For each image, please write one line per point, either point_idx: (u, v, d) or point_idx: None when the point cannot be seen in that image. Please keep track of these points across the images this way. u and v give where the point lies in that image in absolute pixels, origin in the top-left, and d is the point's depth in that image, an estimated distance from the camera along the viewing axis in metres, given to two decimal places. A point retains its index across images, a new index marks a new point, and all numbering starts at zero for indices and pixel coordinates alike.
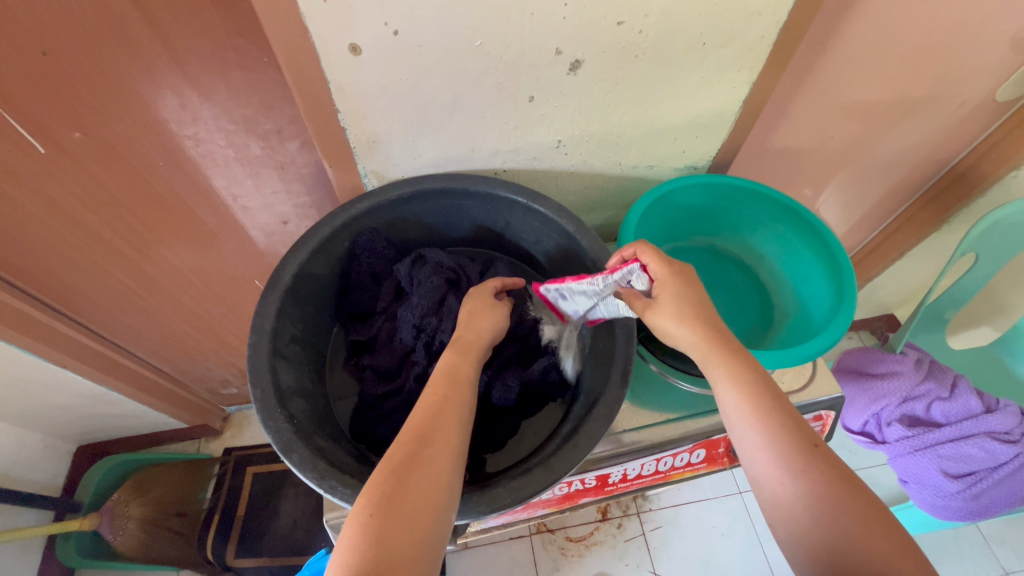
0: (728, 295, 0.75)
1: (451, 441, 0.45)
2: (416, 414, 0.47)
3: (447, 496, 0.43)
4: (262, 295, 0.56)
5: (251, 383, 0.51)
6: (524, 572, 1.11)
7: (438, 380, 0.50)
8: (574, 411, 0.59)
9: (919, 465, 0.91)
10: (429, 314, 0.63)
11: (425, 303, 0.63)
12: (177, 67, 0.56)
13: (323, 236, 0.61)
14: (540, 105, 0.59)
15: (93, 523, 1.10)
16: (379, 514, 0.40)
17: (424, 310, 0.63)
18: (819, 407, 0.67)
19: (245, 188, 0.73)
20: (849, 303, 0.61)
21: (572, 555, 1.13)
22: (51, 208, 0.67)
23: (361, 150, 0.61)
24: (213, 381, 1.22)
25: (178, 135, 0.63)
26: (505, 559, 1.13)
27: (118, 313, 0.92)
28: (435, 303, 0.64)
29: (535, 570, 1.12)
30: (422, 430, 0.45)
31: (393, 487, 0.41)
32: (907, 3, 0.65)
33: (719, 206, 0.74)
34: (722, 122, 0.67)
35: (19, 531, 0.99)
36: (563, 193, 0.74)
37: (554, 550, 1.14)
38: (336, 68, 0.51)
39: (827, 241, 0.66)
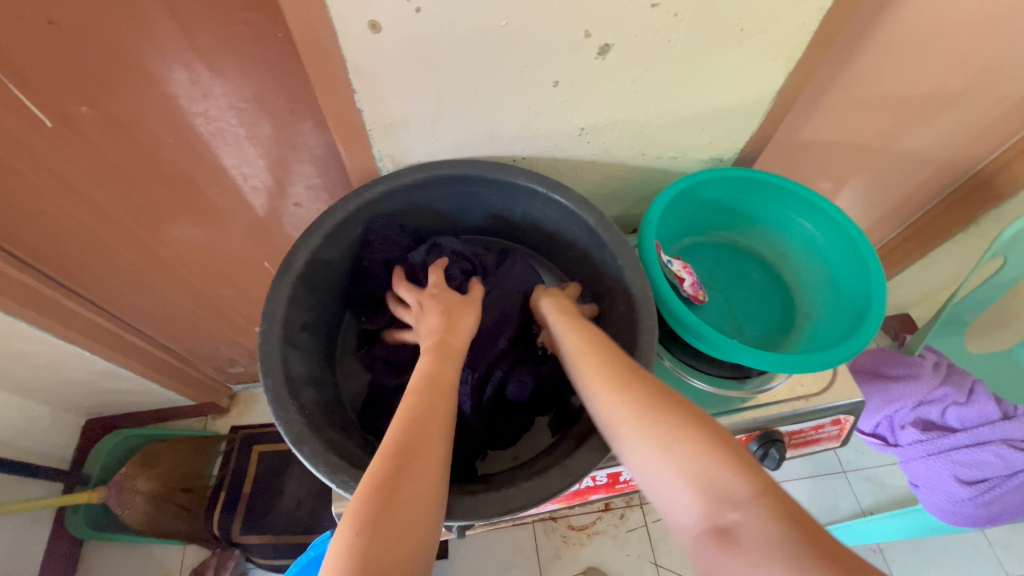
0: (749, 294, 0.72)
1: (436, 449, 0.43)
2: (397, 420, 0.45)
3: (435, 505, 0.41)
4: (274, 281, 0.55)
5: (262, 371, 0.50)
6: (526, 558, 1.12)
7: (424, 390, 0.47)
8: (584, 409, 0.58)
9: (932, 470, 0.89)
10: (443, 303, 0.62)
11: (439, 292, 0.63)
12: (187, 39, 0.53)
13: (336, 222, 0.59)
14: (565, 90, 0.57)
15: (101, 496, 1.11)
16: (372, 527, 0.38)
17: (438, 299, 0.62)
18: (837, 412, 0.66)
19: (255, 168, 0.71)
20: (880, 309, 0.59)
21: (573, 544, 1.13)
22: (58, 181, 0.66)
23: (377, 133, 0.59)
24: (220, 360, 1.22)
25: (188, 112, 0.61)
26: (506, 545, 1.14)
27: (125, 290, 0.91)
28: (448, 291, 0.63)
29: (537, 557, 1.12)
30: (407, 441, 0.43)
31: (379, 505, 0.39)
32: None
33: (744, 199, 0.71)
34: (753, 112, 0.64)
35: (29, 502, 1.00)
36: (582, 184, 0.72)
37: (556, 538, 1.14)
38: (354, 45, 0.48)
39: (856, 240, 0.64)
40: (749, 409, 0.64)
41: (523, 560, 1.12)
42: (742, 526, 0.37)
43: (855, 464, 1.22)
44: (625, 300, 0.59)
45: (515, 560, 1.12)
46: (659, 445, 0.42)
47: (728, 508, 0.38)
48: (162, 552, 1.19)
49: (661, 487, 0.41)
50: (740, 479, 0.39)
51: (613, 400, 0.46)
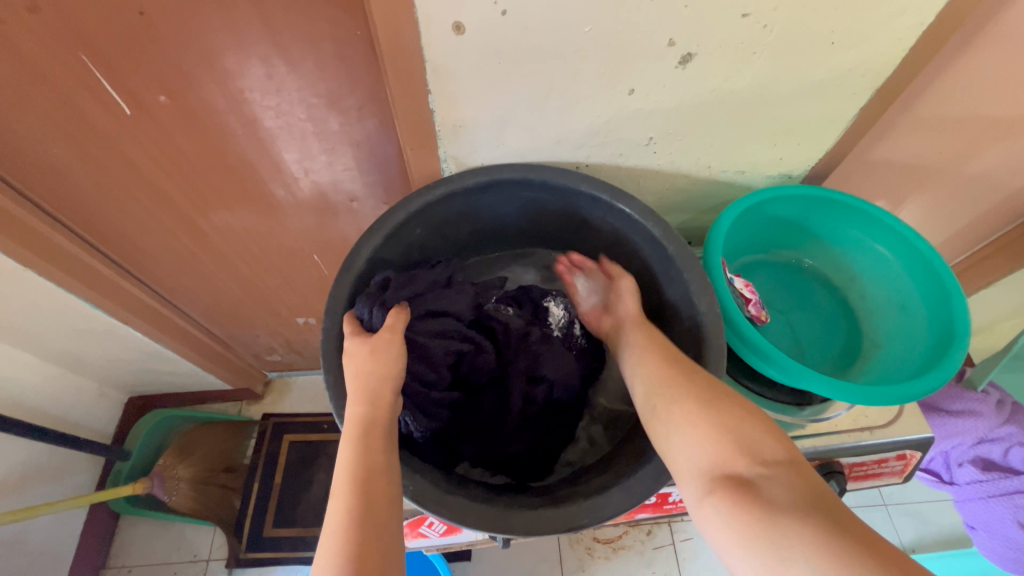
0: (812, 317, 0.70)
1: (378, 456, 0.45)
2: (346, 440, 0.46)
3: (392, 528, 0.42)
4: (336, 278, 0.56)
5: (322, 368, 0.51)
6: (549, 567, 1.10)
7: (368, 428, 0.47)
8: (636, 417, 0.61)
9: (991, 513, 0.85)
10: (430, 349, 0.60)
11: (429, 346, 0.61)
12: (268, 35, 0.53)
13: (397, 221, 0.59)
14: (639, 99, 0.55)
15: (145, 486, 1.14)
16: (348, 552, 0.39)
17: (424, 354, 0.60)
18: (904, 447, 0.63)
19: (317, 163, 0.71)
20: (961, 346, 0.55)
21: (598, 557, 1.11)
22: (129, 167, 0.68)
23: (445, 134, 0.59)
24: (260, 347, 1.24)
25: (259, 106, 0.62)
26: (530, 553, 1.12)
27: (179, 274, 0.93)
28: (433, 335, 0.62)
29: (560, 567, 1.10)
30: (355, 460, 0.44)
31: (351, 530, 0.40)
32: None
33: (813, 219, 0.68)
34: (832, 129, 0.62)
35: (76, 500, 1.02)
36: (642, 194, 0.70)
37: (581, 549, 1.12)
38: (436, 46, 0.48)
39: (935, 268, 0.61)
40: (810, 437, 0.62)
41: (546, 570, 1.10)
42: (767, 482, 0.39)
43: (897, 498, 1.14)
44: (689, 316, 0.57)
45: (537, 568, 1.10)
46: (678, 410, 0.46)
47: (754, 464, 0.40)
48: (193, 533, 1.20)
49: (683, 428, 0.45)
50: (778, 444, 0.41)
51: (649, 375, 0.49)
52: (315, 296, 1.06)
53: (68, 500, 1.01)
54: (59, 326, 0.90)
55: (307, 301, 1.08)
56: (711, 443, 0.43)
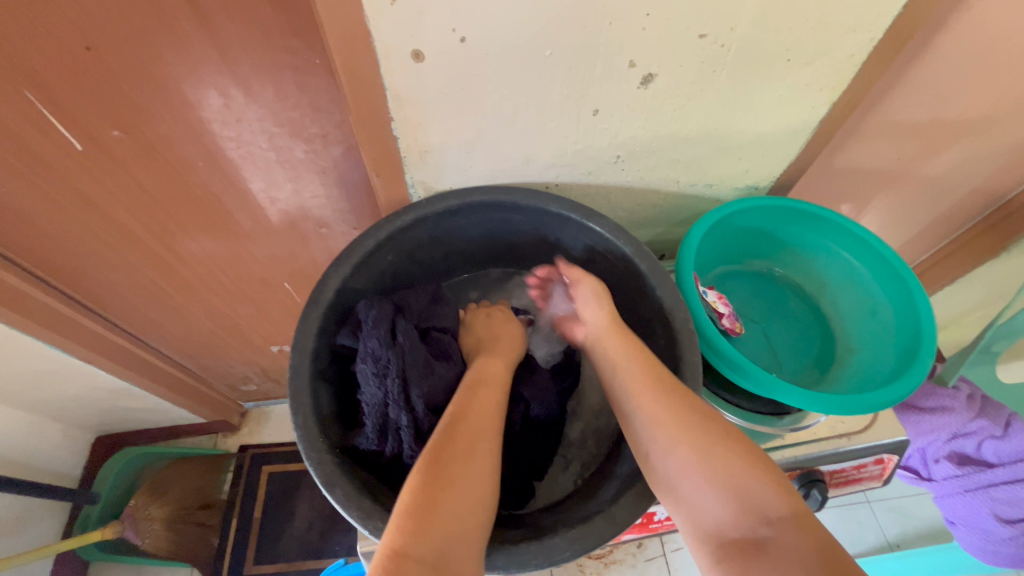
0: (786, 325, 0.71)
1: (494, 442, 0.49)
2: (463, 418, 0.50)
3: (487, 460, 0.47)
4: (303, 311, 0.54)
5: (291, 408, 0.49)
6: None
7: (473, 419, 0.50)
8: (615, 436, 0.61)
9: (969, 507, 0.86)
10: (417, 366, 0.57)
11: (416, 366, 0.57)
12: (225, 66, 0.52)
13: (366, 250, 0.57)
14: (604, 119, 0.55)
15: (116, 531, 1.10)
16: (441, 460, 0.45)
17: (410, 373, 0.56)
18: (881, 450, 0.64)
19: (284, 191, 0.70)
20: (929, 350, 0.57)
21: (590, 573, 1.10)
22: (85, 202, 0.65)
23: (411, 160, 0.58)
24: (234, 378, 1.20)
25: (220, 137, 0.60)
26: None
27: (145, 309, 0.90)
28: (423, 359, 0.58)
29: None
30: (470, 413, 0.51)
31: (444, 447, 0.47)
32: (1016, 20, 0.59)
33: (781, 228, 0.70)
34: (794, 140, 0.63)
35: (40, 551, 0.97)
36: (613, 210, 0.71)
37: (573, 567, 1.10)
38: (396, 74, 0.47)
39: (901, 273, 0.62)
40: (790, 447, 0.62)
41: None
42: (772, 540, 0.41)
43: (879, 495, 1.16)
44: (666, 334, 0.57)
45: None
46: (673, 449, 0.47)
47: (754, 518, 0.42)
48: None
49: (677, 474, 0.45)
50: (750, 476, 0.44)
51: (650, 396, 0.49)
52: (289, 323, 1.04)
53: (31, 552, 0.95)
54: (16, 370, 0.86)
55: (281, 328, 1.06)
56: (695, 482, 0.44)
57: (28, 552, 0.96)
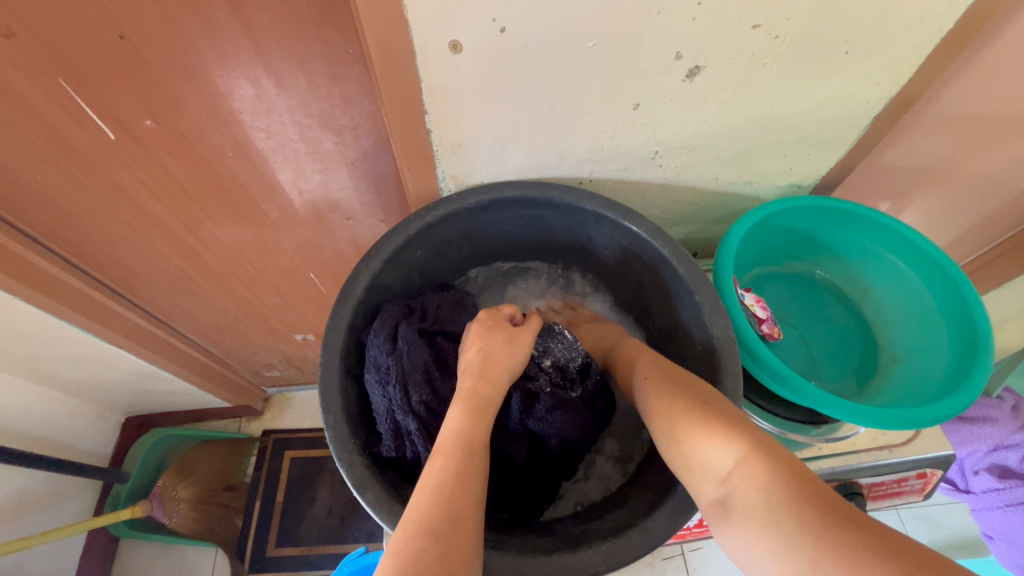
0: (825, 331, 0.69)
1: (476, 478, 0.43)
2: (438, 456, 0.44)
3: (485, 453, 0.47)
4: (333, 307, 0.54)
5: (322, 408, 0.49)
6: None
7: (453, 450, 0.45)
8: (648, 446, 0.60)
9: (1011, 523, 0.79)
10: (417, 370, 0.56)
11: (416, 370, 0.56)
12: (257, 56, 0.51)
13: (396, 246, 0.57)
14: (645, 113, 0.53)
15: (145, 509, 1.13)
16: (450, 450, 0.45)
17: (409, 378, 0.55)
18: (924, 464, 0.61)
19: (312, 183, 0.69)
20: (984, 362, 0.54)
21: None
22: (118, 191, 0.66)
23: (443, 154, 0.57)
24: (258, 364, 1.21)
25: (250, 127, 0.59)
26: None
27: (174, 296, 0.91)
28: (424, 363, 0.57)
29: None
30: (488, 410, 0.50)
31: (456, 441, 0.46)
32: None
33: (825, 230, 0.67)
34: (845, 137, 0.60)
35: (74, 527, 1.00)
36: (647, 207, 0.68)
37: None
38: (432, 66, 0.46)
39: (955, 281, 0.59)
40: (827, 458, 0.60)
41: None
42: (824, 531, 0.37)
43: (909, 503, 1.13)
44: (703, 339, 0.55)
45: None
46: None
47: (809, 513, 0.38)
48: (194, 554, 1.17)
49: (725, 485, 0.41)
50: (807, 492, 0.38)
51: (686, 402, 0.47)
52: (312, 312, 1.04)
53: (65, 528, 0.98)
54: (51, 353, 0.88)
55: (305, 317, 1.06)
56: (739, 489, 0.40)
57: (62, 527, 0.99)
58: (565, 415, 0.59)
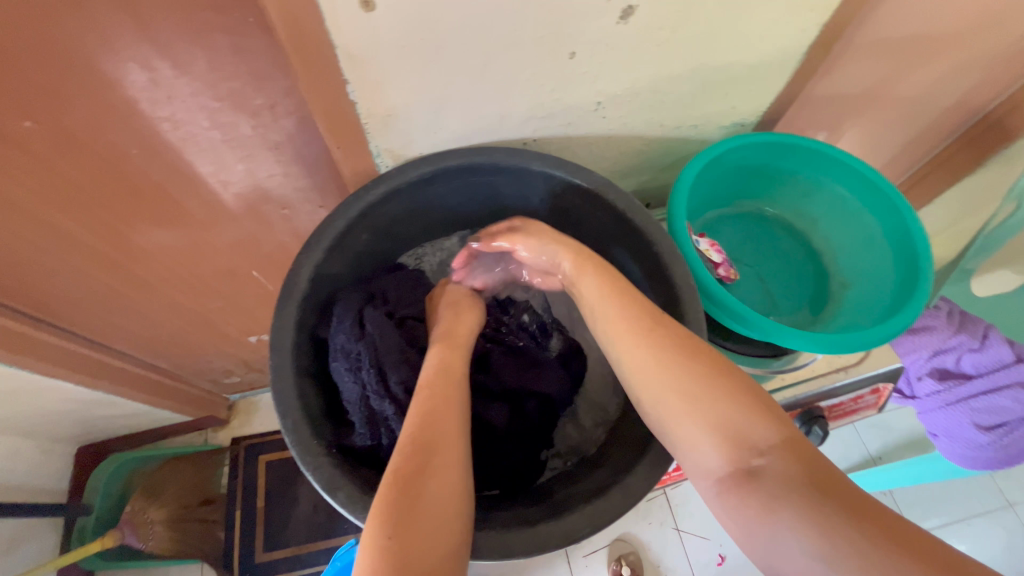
0: (779, 266, 0.71)
1: (453, 424, 0.44)
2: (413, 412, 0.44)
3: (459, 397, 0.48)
4: (278, 304, 0.50)
5: (279, 413, 0.46)
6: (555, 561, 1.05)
7: (429, 406, 0.45)
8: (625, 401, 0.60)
9: (950, 420, 0.82)
10: (392, 353, 0.54)
11: (391, 353, 0.54)
12: (143, 34, 0.45)
13: (337, 232, 0.53)
14: (583, 62, 0.50)
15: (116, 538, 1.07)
16: (426, 399, 0.46)
17: (384, 360, 0.53)
18: (876, 380, 0.65)
19: (236, 173, 0.63)
20: (927, 276, 0.57)
21: (596, 543, 1.05)
22: (10, 207, 0.58)
23: (374, 126, 0.52)
24: (215, 372, 1.15)
25: (152, 117, 0.53)
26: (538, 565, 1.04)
27: (107, 315, 0.84)
28: (398, 345, 0.56)
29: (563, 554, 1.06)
30: (441, 364, 0.50)
31: (431, 390, 0.47)
32: None
33: (772, 166, 0.67)
34: (782, 68, 0.59)
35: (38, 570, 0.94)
36: (596, 161, 0.67)
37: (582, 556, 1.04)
38: (345, 27, 0.41)
39: (896, 203, 0.61)
40: (789, 387, 0.63)
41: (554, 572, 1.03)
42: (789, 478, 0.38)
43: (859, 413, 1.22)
44: (664, 290, 0.55)
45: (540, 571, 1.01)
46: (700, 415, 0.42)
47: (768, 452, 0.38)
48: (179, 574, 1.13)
49: (692, 438, 0.42)
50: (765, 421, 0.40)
51: (646, 350, 0.46)
52: (264, 311, 0.98)
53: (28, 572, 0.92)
54: None
55: (257, 318, 1.00)
56: (704, 435, 0.41)
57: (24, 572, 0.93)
58: (538, 373, 0.62)
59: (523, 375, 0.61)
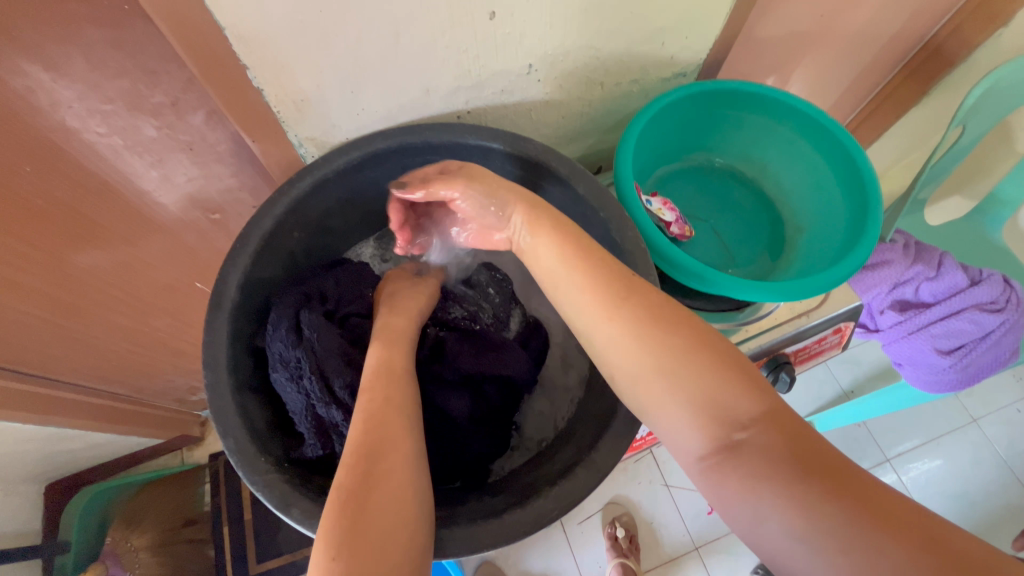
0: (734, 217, 0.70)
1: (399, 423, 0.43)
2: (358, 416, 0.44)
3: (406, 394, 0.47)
4: (206, 317, 0.46)
5: (219, 433, 0.43)
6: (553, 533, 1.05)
7: (373, 410, 0.44)
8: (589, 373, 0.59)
9: (913, 348, 0.84)
10: (333, 357, 0.51)
11: (333, 356, 0.51)
12: (2, 35, 0.39)
13: (264, 232, 0.49)
14: (504, 23, 0.47)
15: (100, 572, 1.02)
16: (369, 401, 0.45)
17: (327, 366, 0.50)
18: (837, 320, 0.65)
19: (151, 181, 0.58)
20: (875, 213, 0.56)
21: (590, 509, 1.06)
22: None
23: (286, 113, 0.48)
24: (179, 391, 1.10)
25: (40, 130, 0.48)
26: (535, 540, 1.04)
27: (45, 349, 0.78)
28: (341, 347, 0.53)
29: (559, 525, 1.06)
30: (383, 361, 0.49)
31: (374, 390, 0.46)
32: None
33: (718, 115, 0.66)
34: (717, 11, 0.57)
35: None
36: (538, 128, 0.64)
37: (578, 524, 1.05)
38: (228, 5, 0.37)
39: (841, 142, 0.60)
40: (755, 337, 0.62)
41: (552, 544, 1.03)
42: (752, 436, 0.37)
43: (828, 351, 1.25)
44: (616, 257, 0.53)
45: (536, 543, 1.02)
46: (661, 380, 0.42)
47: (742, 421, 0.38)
48: None
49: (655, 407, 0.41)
50: None
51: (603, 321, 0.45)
52: None
53: None
54: None
55: None
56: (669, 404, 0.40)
57: None
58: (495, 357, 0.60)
59: (481, 360, 0.59)
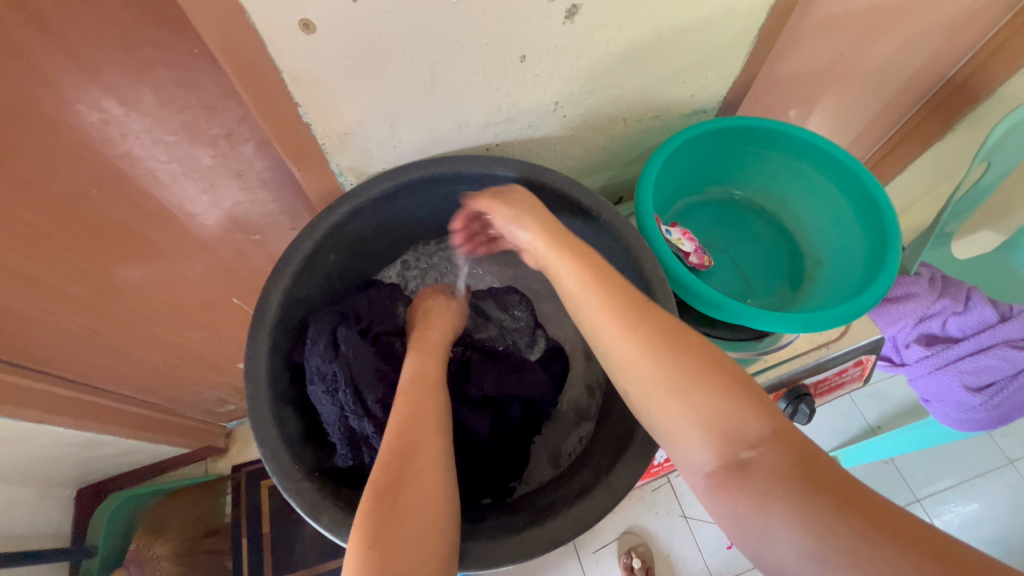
0: (755, 249, 0.71)
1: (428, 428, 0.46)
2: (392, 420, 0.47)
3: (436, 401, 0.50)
4: (249, 333, 0.49)
5: (256, 441, 0.45)
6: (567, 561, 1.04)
7: (406, 416, 0.47)
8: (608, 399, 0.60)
9: (941, 384, 0.82)
10: (366, 372, 0.54)
11: (366, 371, 0.54)
12: (86, 75, 0.44)
13: (304, 254, 0.52)
14: (534, 64, 0.50)
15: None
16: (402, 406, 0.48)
17: (360, 380, 0.53)
18: (859, 352, 0.65)
19: (200, 204, 0.63)
20: (894, 246, 0.57)
21: (605, 537, 1.05)
22: None
23: (331, 145, 0.52)
24: (208, 403, 1.14)
25: (109, 157, 0.52)
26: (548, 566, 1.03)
27: (90, 358, 0.83)
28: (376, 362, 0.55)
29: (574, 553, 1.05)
30: (416, 371, 0.52)
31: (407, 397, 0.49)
32: None
33: (738, 150, 0.68)
34: (736, 52, 0.59)
35: None
36: (563, 160, 0.67)
37: (593, 552, 1.03)
38: (287, 51, 0.41)
39: (860, 177, 0.61)
40: (773, 367, 0.63)
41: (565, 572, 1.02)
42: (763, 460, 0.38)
43: None
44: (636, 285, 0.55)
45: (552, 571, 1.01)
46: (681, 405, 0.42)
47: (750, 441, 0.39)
48: None
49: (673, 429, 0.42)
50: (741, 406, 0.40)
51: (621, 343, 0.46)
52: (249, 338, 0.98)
53: None
54: None
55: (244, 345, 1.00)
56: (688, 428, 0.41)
57: None
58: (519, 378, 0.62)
59: (506, 380, 0.61)
